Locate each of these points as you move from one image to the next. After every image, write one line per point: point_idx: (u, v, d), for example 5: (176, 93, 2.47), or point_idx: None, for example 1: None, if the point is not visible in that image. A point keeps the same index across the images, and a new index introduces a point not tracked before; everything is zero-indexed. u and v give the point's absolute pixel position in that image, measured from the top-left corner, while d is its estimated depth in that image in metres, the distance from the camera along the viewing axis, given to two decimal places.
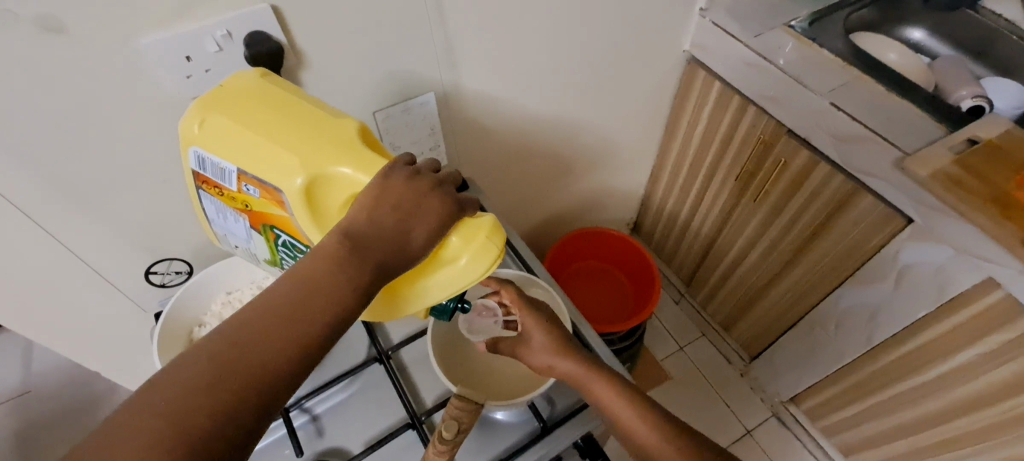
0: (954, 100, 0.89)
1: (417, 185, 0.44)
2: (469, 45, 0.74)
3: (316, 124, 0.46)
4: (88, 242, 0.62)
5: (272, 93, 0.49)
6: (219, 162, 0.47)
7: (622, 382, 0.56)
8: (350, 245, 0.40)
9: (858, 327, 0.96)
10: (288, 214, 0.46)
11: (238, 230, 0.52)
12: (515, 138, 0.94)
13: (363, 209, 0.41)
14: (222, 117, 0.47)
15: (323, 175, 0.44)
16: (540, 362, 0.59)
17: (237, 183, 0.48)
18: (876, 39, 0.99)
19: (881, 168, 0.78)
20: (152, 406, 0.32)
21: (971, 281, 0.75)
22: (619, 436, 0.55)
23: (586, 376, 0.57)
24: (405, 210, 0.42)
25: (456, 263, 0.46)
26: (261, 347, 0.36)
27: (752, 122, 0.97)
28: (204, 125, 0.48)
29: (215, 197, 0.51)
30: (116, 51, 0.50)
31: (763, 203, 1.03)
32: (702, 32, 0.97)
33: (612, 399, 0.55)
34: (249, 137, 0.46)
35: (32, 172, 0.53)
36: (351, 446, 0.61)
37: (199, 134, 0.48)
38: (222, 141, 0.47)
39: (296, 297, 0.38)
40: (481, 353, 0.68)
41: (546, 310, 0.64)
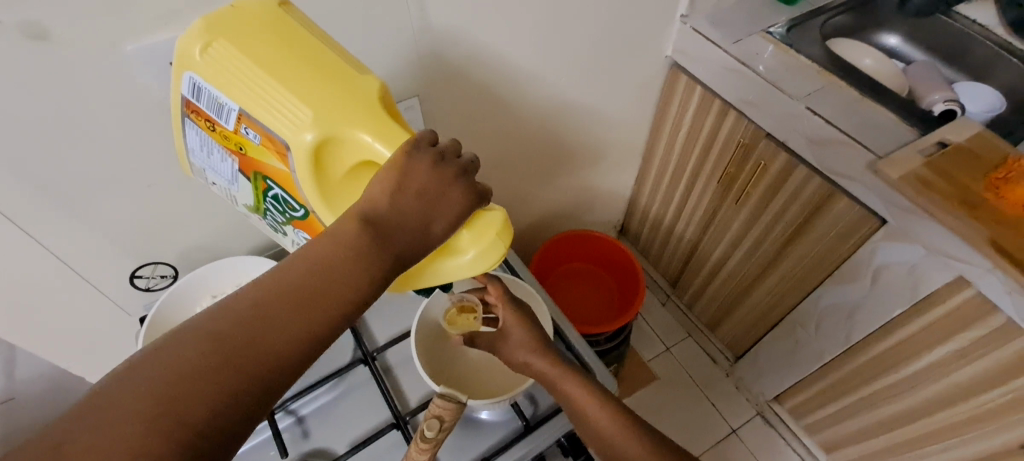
0: (927, 104, 0.92)
1: (442, 173, 0.43)
2: (450, 51, 0.74)
3: (334, 78, 0.46)
4: (72, 246, 0.63)
5: (289, 31, 0.48)
6: (217, 96, 0.47)
7: (601, 393, 0.57)
8: (370, 233, 0.40)
9: (838, 325, 0.98)
10: (287, 169, 0.47)
11: (223, 170, 0.53)
12: (499, 141, 0.95)
13: (384, 191, 0.41)
14: (231, 46, 0.46)
15: (332, 135, 0.45)
16: (517, 359, 0.60)
17: (236, 124, 0.48)
18: (852, 45, 1.02)
19: (855, 169, 0.80)
20: (152, 390, 0.33)
21: (942, 280, 0.78)
22: (594, 445, 0.55)
23: (558, 376, 0.58)
24: (425, 198, 0.42)
25: (466, 257, 0.47)
26: (275, 334, 0.36)
27: (732, 126, 0.99)
28: (206, 51, 0.47)
29: (203, 130, 0.51)
30: (102, 58, 0.51)
31: (745, 204, 1.05)
32: (683, 39, 1.00)
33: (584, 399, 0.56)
34: (260, 79, 0.46)
35: (19, 178, 0.54)
36: (335, 447, 0.62)
37: (199, 60, 0.47)
38: (225, 73, 0.46)
39: (305, 285, 0.38)
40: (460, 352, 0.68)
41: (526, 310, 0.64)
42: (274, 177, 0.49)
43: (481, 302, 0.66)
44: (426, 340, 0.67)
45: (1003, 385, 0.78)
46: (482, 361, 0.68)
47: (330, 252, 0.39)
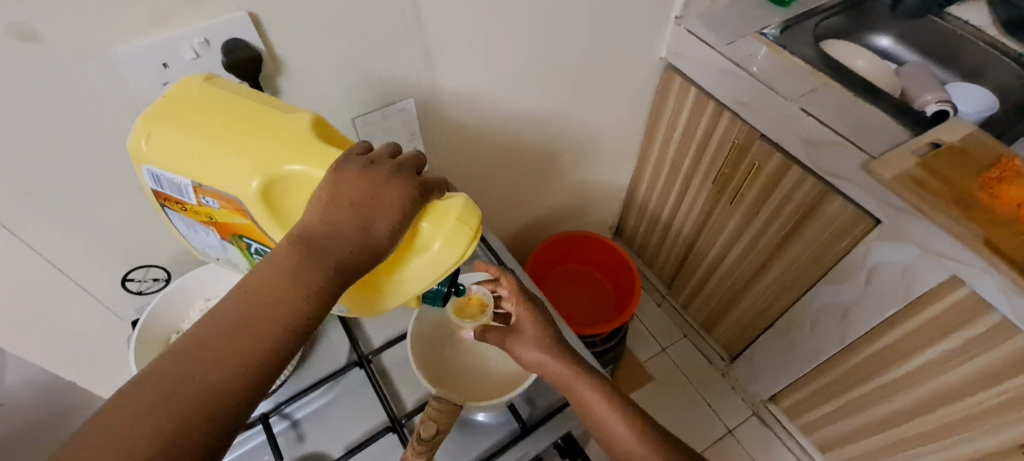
0: (920, 105, 0.93)
1: (373, 174, 0.43)
2: (446, 52, 0.74)
3: (266, 123, 0.46)
4: (63, 250, 0.62)
5: (217, 97, 0.48)
6: (172, 177, 0.47)
7: (616, 396, 0.57)
8: (308, 250, 0.41)
9: (833, 325, 0.98)
10: (250, 221, 0.48)
11: (211, 242, 0.54)
12: (496, 143, 0.94)
13: (317, 208, 0.42)
14: (167, 128, 0.47)
15: (275, 176, 0.44)
16: (530, 359, 0.59)
17: (196, 196, 0.48)
18: (846, 46, 1.03)
19: (849, 169, 0.81)
20: (126, 419, 0.34)
21: (936, 280, 0.78)
22: (607, 446, 0.56)
23: (573, 378, 0.57)
24: (360, 200, 0.42)
25: (436, 245, 0.47)
26: (236, 349, 0.38)
27: (727, 127, 0.99)
28: (150, 140, 0.47)
29: (180, 213, 0.52)
30: (94, 59, 0.50)
31: (740, 205, 1.05)
32: (677, 40, 1.00)
33: (599, 402, 0.56)
34: (200, 148, 0.46)
35: (8, 181, 0.53)
36: (331, 451, 0.61)
37: (148, 150, 0.47)
38: (171, 155, 0.46)
39: (258, 301, 0.40)
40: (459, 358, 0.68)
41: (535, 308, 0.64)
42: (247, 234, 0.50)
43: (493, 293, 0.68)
44: (424, 343, 0.67)
45: (998, 384, 0.79)
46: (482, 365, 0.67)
47: (289, 261, 0.41)
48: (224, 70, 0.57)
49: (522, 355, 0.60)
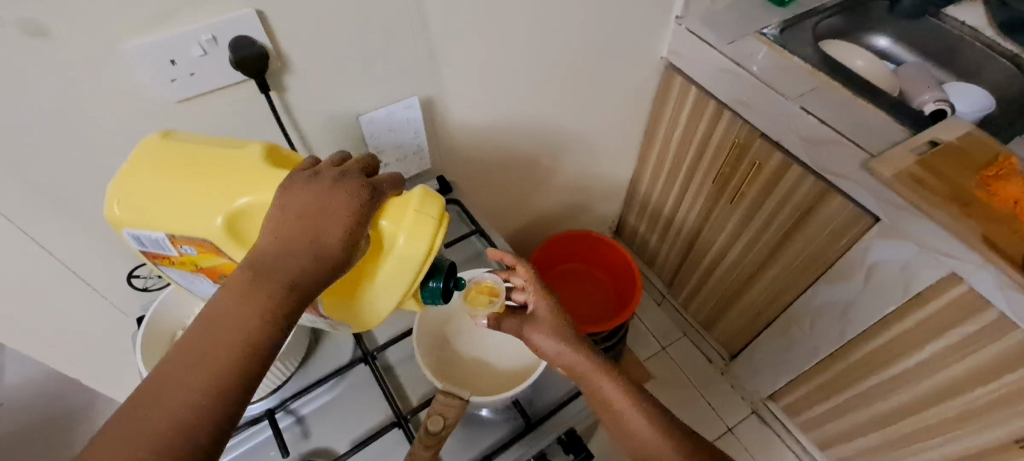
0: (918, 104, 0.94)
1: (318, 185, 0.45)
2: (450, 50, 0.75)
3: (219, 161, 0.48)
4: (69, 246, 0.62)
5: (171, 146, 0.50)
6: (149, 235, 0.49)
7: (635, 390, 0.57)
8: (267, 265, 0.42)
9: (832, 323, 0.99)
10: (228, 259, 0.50)
11: (206, 287, 0.57)
12: (499, 142, 0.95)
13: (270, 230, 0.43)
14: (132, 189, 0.48)
15: (237, 210, 0.46)
16: (547, 348, 0.60)
17: (174, 247, 0.50)
18: (845, 46, 1.04)
19: (848, 168, 0.82)
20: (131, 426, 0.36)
21: (935, 277, 0.79)
22: (624, 440, 0.56)
23: (589, 370, 0.58)
24: (305, 214, 0.43)
25: (402, 239, 0.48)
26: (221, 342, 0.39)
27: (727, 127, 1.00)
28: (120, 205, 0.48)
29: (170, 266, 0.54)
30: (102, 54, 0.51)
31: (740, 203, 1.05)
32: (678, 40, 1.01)
33: (614, 393, 0.57)
34: (164, 201, 0.47)
35: (13, 175, 0.53)
36: (337, 446, 0.61)
37: (122, 215, 0.48)
38: (142, 214, 0.48)
39: (232, 297, 0.41)
40: (464, 357, 0.68)
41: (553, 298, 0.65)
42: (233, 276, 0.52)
43: (505, 283, 0.68)
44: (430, 337, 0.67)
45: (995, 380, 0.80)
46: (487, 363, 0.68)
47: (234, 293, 0.41)
48: (231, 68, 0.57)
49: (540, 347, 0.60)
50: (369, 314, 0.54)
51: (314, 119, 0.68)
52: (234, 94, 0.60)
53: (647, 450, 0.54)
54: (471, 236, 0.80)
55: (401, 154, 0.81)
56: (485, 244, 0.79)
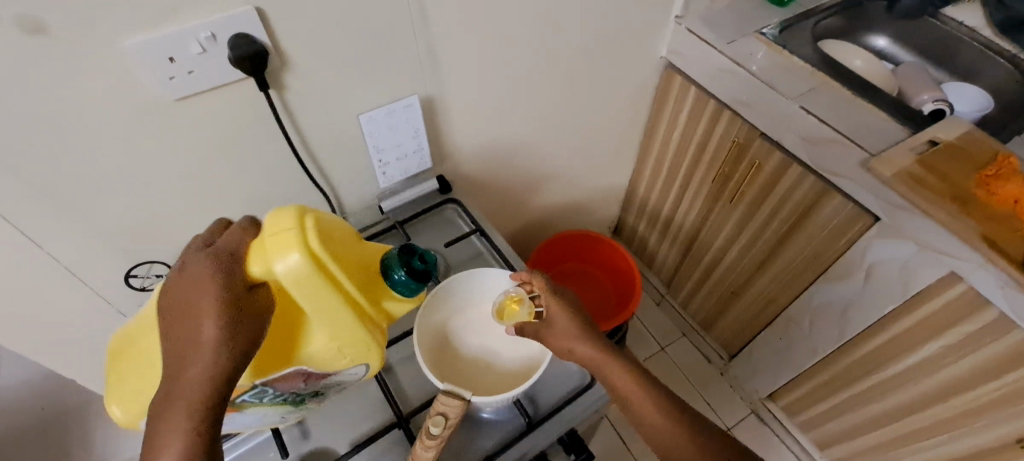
0: (917, 104, 0.94)
1: (185, 280, 0.45)
2: (450, 49, 0.74)
3: (147, 326, 0.50)
4: (65, 245, 0.61)
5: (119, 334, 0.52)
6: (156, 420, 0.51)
7: (645, 376, 0.57)
8: (175, 357, 0.42)
9: (831, 323, 0.99)
10: None
11: (243, 418, 0.56)
12: (499, 142, 0.95)
13: (169, 336, 0.44)
14: (115, 388, 0.50)
15: None
16: (563, 347, 0.60)
17: None
18: (844, 46, 1.04)
19: (848, 168, 0.82)
20: None
21: (934, 277, 0.79)
22: (635, 423, 0.57)
23: (605, 362, 0.58)
24: (178, 313, 0.44)
25: (279, 268, 0.46)
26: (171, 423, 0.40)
27: (726, 126, 1.00)
28: (116, 410, 0.50)
29: None
30: (99, 51, 0.50)
31: (739, 203, 1.05)
32: (677, 40, 1.01)
33: (631, 390, 0.56)
34: (137, 385, 0.49)
35: (8, 173, 0.53)
36: (336, 447, 0.61)
37: (122, 415, 0.50)
38: (135, 407, 0.50)
39: (164, 389, 0.41)
40: (470, 360, 0.67)
41: (568, 295, 0.64)
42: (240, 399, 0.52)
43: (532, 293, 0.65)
44: (432, 339, 0.67)
45: (995, 379, 0.80)
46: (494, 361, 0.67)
47: (159, 403, 0.41)
48: (230, 65, 0.57)
49: (553, 334, 0.61)
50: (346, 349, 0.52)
51: (313, 118, 0.68)
52: (233, 92, 0.60)
53: (658, 434, 0.55)
54: (470, 236, 0.79)
55: (401, 153, 0.79)
56: (486, 244, 0.79)
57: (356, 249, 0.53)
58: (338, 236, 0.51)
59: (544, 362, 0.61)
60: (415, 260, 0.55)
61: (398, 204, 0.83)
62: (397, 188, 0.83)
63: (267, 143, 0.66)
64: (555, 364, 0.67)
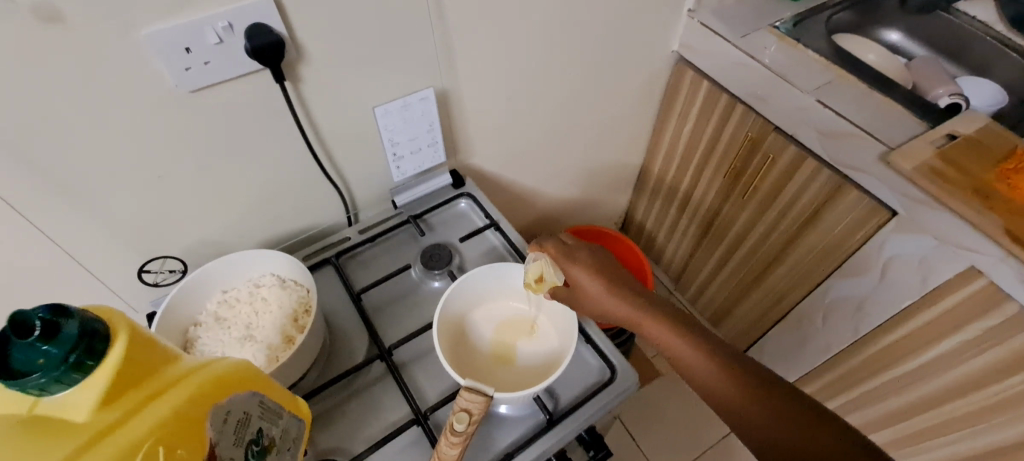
0: (932, 98, 0.93)
1: None
2: (466, 43, 0.73)
3: None
4: (79, 240, 0.61)
5: None
6: None
7: (682, 325, 0.57)
8: None
9: (845, 318, 0.98)
10: None
11: None
12: (511, 137, 0.94)
13: None
14: None
15: None
16: (597, 310, 0.63)
17: None
18: (857, 40, 1.03)
19: (866, 162, 0.81)
20: None
21: (953, 272, 0.78)
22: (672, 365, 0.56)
23: (636, 317, 0.60)
24: None
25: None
26: None
27: (739, 121, 0.99)
28: None
29: None
30: (116, 42, 0.49)
31: (752, 198, 1.05)
32: (690, 33, 1.00)
33: (666, 340, 0.56)
34: None
35: (22, 165, 0.52)
36: (353, 445, 0.60)
37: None
38: None
39: None
40: (483, 362, 0.66)
41: (593, 260, 0.67)
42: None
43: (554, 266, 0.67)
44: (450, 330, 0.66)
45: (1013, 376, 0.79)
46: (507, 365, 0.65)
47: None
48: (247, 56, 0.56)
49: (587, 294, 0.64)
50: (149, 459, 0.35)
51: (328, 111, 0.67)
52: (250, 83, 0.59)
53: (693, 369, 0.53)
54: (485, 230, 0.78)
55: (416, 146, 0.78)
56: (501, 238, 0.78)
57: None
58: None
59: (567, 357, 0.59)
60: (27, 354, 0.34)
61: (412, 199, 0.82)
62: (410, 183, 0.82)
63: (281, 137, 0.65)
64: (575, 360, 0.66)
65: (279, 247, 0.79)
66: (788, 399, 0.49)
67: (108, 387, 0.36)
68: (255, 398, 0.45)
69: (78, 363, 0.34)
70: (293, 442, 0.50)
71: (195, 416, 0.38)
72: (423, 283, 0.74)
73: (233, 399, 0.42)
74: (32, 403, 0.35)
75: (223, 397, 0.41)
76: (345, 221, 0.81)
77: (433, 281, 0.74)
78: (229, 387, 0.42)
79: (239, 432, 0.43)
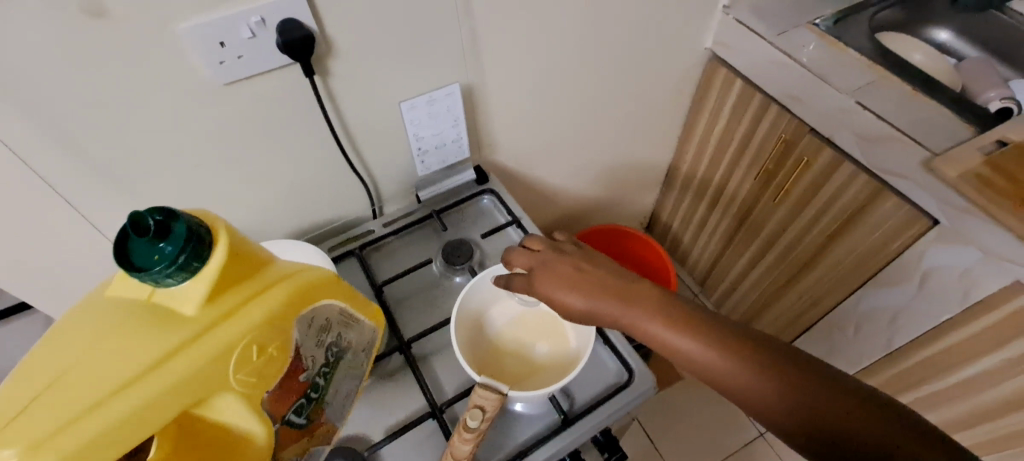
0: (982, 101, 0.89)
1: None
2: (492, 39, 0.73)
3: None
4: (118, 225, 0.63)
5: None
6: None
7: (680, 317, 0.51)
8: None
9: (879, 329, 0.94)
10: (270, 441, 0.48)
11: None
12: (537, 133, 0.93)
13: None
14: None
15: None
16: (581, 313, 0.56)
17: None
18: (902, 39, 0.98)
19: (907, 167, 0.77)
20: None
21: (997, 285, 0.74)
22: (681, 365, 0.51)
23: (630, 318, 0.53)
24: None
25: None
26: None
27: (773, 122, 0.96)
28: None
29: None
30: (154, 36, 0.51)
31: (784, 201, 1.01)
32: (725, 30, 0.97)
33: (669, 339, 0.51)
34: None
35: (65, 152, 0.54)
36: (371, 434, 0.61)
37: None
38: None
39: None
40: (498, 358, 0.65)
41: (565, 258, 0.60)
42: (285, 428, 0.51)
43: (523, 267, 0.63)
44: (467, 325, 0.66)
45: None
46: (520, 365, 0.65)
47: None
48: (278, 51, 0.57)
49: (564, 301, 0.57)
50: (245, 352, 0.44)
51: (355, 105, 0.67)
52: (281, 77, 0.60)
53: (710, 370, 0.49)
54: (507, 227, 0.78)
55: (440, 141, 0.78)
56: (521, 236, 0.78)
57: (85, 331, 0.42)
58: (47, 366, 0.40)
59: (583, 360, 0.59)
60: (148, 251, 0.41)
61: (435, 194, 0.83)
62: (435, 178, 0.83)
63: (310, 130, 0.67)
64: (592, 361, 0.66)
65: (305, 238, 0.80)
66: (801, 372, 0.46)
67: (211, 287, 0.43)
68: (334, 306, 0.54)
69: (187, 263, 0.41)
70: (367, 344, 0.61)
71: (281, 317, 0.47)
72: (443, 278, 0.75)
73: (315, 307, 0.51)
74: (153, 288, 0.43)
75: (306, 305, 0.50)
76: (370, 213, 0.82)
77: (454, 276, 0.74)
78: (312, 295, 0.50)
79: (320, 333, 0.53)
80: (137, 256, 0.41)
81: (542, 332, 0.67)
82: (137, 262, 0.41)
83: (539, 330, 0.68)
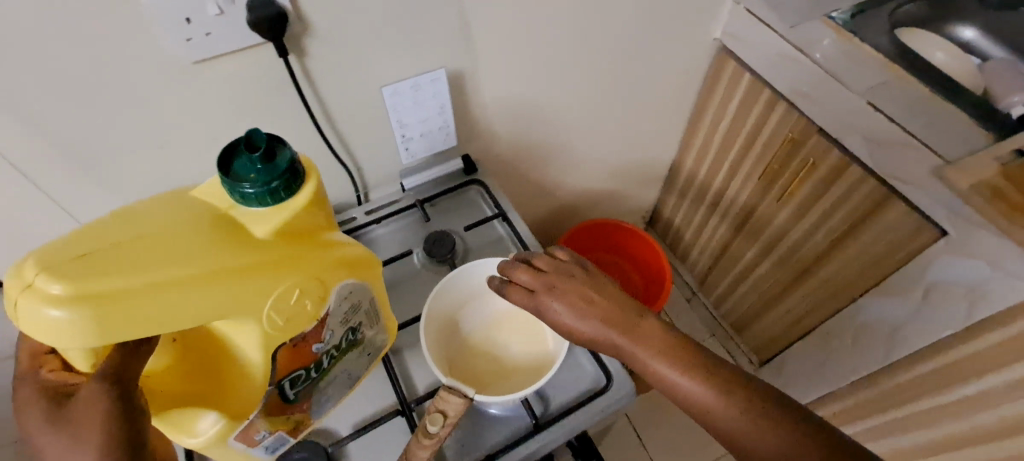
0: (1004, 106, 0.83)
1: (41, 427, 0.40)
2: (482, 22, 0.70)
3: None
4: (86, 204, 0.62)
5: None
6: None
7: (694, 364, 0.49)
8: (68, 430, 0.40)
9: (877, 341, 0.91)
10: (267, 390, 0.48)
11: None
12: (532, 122, 0.90)
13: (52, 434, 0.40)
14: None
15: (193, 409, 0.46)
16: (587, 339, 0.53)
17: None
18: (924, 36, 0.93)
19: (918, 175, 0.73)
20: None
21: (1005, 304, 0.70)
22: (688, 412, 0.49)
23: (639, 356, 0.51)
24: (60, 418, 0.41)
25: (76, 343, 0.37)
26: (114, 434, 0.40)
27: (782, 119, 0.92)
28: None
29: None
30: (113, 10, 0.48)
31: (788, 202, 0.97)
32: (735, 20, 0.92)
33: (679, 384, 0.48)
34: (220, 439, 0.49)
35: (24, 129, 0.52)
36: (338, 429, 0.60)
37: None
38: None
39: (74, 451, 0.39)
40: (471, 356, 0.64)
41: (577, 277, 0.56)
42: (277, 396, 0.49)
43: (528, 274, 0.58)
44: (441, 322, 0.64)
45: None
46: (492, 366, 0.63)
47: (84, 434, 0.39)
48: (248, 29, 0.54)
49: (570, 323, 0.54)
50: (286, 293, 0.45)
51: (335, 89, 0.65)
52: (254, 55, 0.57)
53: (719, 423, 0.46)
54: (493, 220, 0.76)
55: (427, 128, 0.76)
56: (508, 229, 0.75)
57: (158, 213, 0.42)
58: (113, 228, 0.39)
59: (556, 364, 0.57)
60: (248, 167, 0.43)
61: (421, 182, 0.80)
62: (422, 165, 0.81)
63: (288, 113, 0.64)
64: (570, 363, 0.64)
65: None
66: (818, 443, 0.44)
67: (287, 222, 0.45)
68: (368, 292, 0.54)
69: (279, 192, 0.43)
70: (375, 350, 0.60)
71: (329, 277, 0.48)
72: (425, 270, 0.73)
73: (355, 283, 0.52)
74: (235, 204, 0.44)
75: (350, 277, 0.51)
76: (355, 199, 0.80)
77: (436, 269, 0.72)
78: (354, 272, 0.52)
79: (347, 318, 0.53)
80: (238, 167, 0.43)
81: (519, 336, 0.65)
82: (236, 171, 0.43)
83: (514, 332, 0.66)
